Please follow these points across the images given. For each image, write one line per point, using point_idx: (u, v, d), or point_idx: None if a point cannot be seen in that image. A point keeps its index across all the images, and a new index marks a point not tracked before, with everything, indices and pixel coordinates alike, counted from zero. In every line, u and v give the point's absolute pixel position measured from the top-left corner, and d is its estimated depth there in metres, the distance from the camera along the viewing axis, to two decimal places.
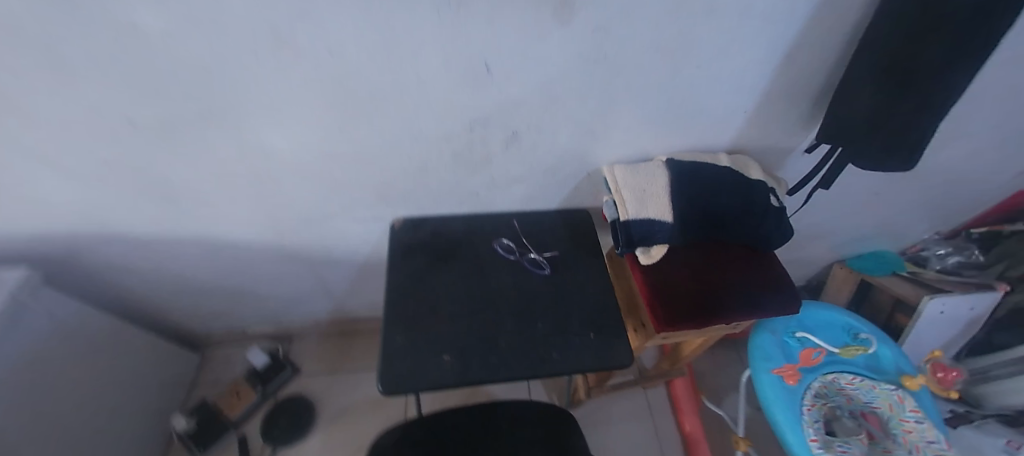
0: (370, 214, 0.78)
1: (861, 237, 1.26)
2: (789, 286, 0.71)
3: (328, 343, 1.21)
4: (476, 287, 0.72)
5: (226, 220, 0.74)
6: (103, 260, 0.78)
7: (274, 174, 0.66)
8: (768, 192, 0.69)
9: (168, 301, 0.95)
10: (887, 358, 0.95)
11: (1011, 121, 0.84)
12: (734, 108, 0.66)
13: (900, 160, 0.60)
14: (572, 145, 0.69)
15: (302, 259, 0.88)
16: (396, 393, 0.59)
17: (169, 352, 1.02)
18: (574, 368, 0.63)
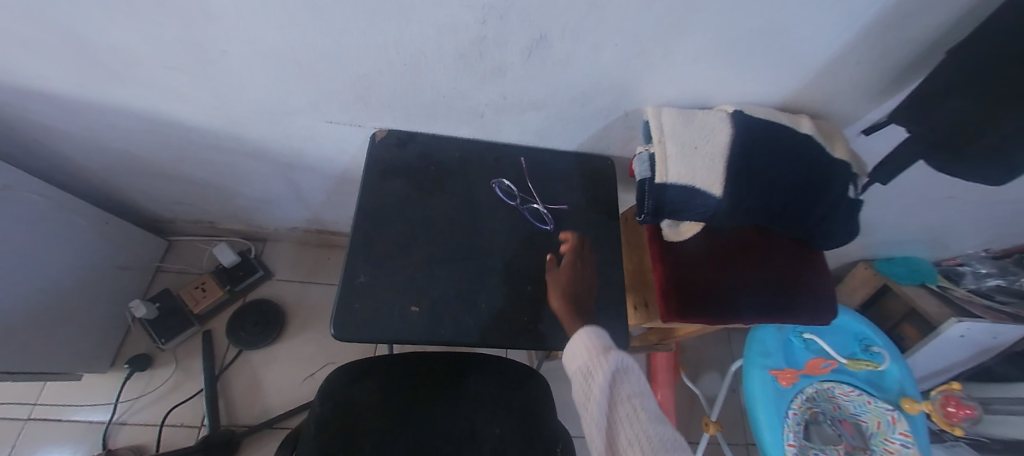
0: (347, 119, 0.63)
1: (902, 240, 1.12)
2: (830, 292, 0.59)
3: (303, 251, 1.13)
4: (460, 231, 0.60)
5: (166, 97, 0.59)
6: (23, 120, 0.64)
7: (218, 46, 0.49)
8: (849, 177, 0.53)
9: (117, 180, 0.83)
10: (894, 376, 0.87)
11: None
12: (844, 53, 0.48)
13: (995, 167, 0.44)
14: (613, 73, 0.52)
15: (269, 159, 0.74)
16: (350, 340, 0.51)
17: (129, 234, 0.93)
18: (559, 344, 0.55)
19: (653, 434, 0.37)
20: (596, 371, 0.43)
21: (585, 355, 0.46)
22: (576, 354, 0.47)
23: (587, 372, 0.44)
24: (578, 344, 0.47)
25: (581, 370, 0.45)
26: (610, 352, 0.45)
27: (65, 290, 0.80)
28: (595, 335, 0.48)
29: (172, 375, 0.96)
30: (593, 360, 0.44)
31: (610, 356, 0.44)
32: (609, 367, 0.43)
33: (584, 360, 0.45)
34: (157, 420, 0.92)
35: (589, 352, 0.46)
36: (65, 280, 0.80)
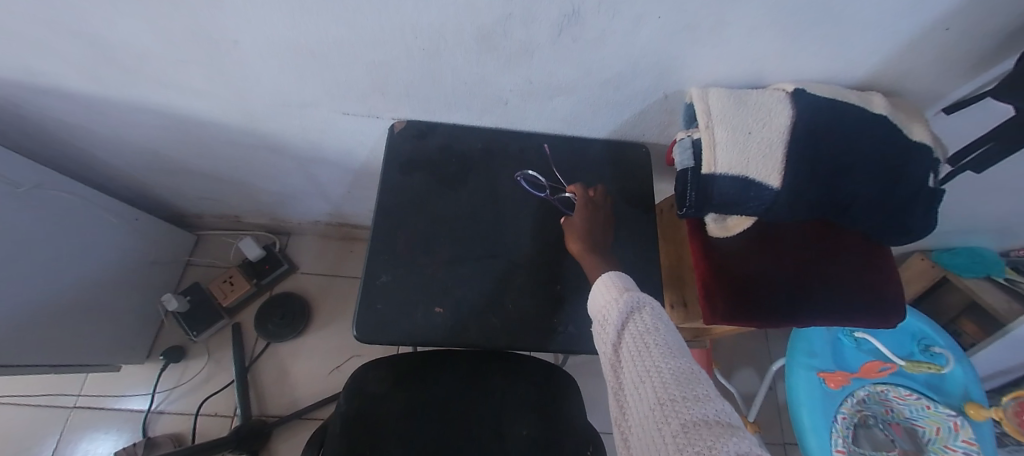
0: (365, 110, 0.60)
1: (968, 229, 1.01)
2: (898, 292, 0.53)
3: (326, 244, 1.13)
4: (486, 227, 0.56)
5: (181, 91, 0.57)
6: (49, 120, 0.64)
7: (230, 37, 0.47)
8: (930, 165, 0.46)
9: (143, 177, 0.84)
10: (958, 379, 0.79)
11: None
12: (933, 19, 0.41)
13: None
14: (654, 50, 0.46)
15: (289, 153, 0.73)
16: (373, 342, 0.49)
17: (159, 229, 0.95)
18: (590, 346, 0.51)
19: (662, 368, 0.34)
20: (609, 311, 0.40)
21: (601, 298, 0.43)
22: (594, 297, 0.44)
23: (601, 313, 0.41)
24: (598, 287, 0.44)
25: (596, 313, 0.42)
26: (625, 292, 0.41)
27: (99, 287, 0.82)
28: (614, 277, 0.44)
29: (205, 365, 0.99)
30: (607, 302, 0.41)
31: (624, 295, 0.40)
32: (621, 306, 0.40)
33: (600, 301, 0.43)
34: (192, 410, 0.94)
35: (606, 293, 0.42)
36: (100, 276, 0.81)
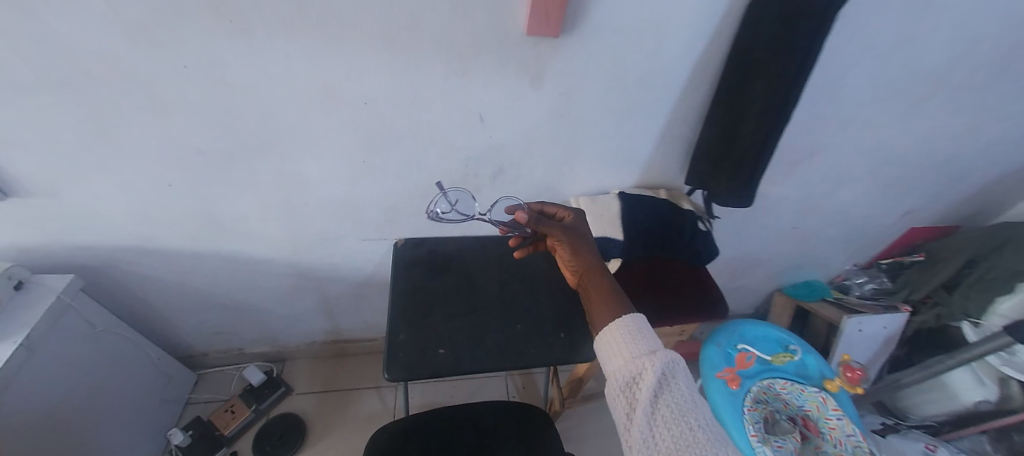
0: (378, 235, 0.93)
1: (795, 267, 1.45)
2: (719, 292, 0.90)
3: (320, 364, 1.29)
4: (466, 295, 0.86)
5: (252, 237, 0.87)
6: (135, 273, 0.88)
7: (306, 198, 0.81)
8: (696, 219, 0.90)
9: (175, 318, 1.03)
10: (813, 365, 1.11)
11: (884, 169, 1.07)
12: (664, 151, 0.87)
13: (740, 191, 0.79)
14: (545, 179, 0.88)
15: (313, 276, 1.00)
16: (401, 379, 0.72)
17: (171, 365, 1.08)
18: (546, 359, 0.77)
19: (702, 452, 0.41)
20: (649, 364, 0.45)
21: (634, 349, 0.48)
22: (626, 344, 0.49)
23: (635, 362, 0.47)
24: (630, 336, 0.49)
25: (628, 363, 0.47)
26: (658, 349, 0.47)
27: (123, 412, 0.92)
28: (640, 325, 0.51)
29: None
30: (643, 356, 0.47)
31: (662, 353, 0.46)
32: (661, 363, 0.45)
33: (633, 353, 0.48)
34: None
35: (634, 359, 0.47)
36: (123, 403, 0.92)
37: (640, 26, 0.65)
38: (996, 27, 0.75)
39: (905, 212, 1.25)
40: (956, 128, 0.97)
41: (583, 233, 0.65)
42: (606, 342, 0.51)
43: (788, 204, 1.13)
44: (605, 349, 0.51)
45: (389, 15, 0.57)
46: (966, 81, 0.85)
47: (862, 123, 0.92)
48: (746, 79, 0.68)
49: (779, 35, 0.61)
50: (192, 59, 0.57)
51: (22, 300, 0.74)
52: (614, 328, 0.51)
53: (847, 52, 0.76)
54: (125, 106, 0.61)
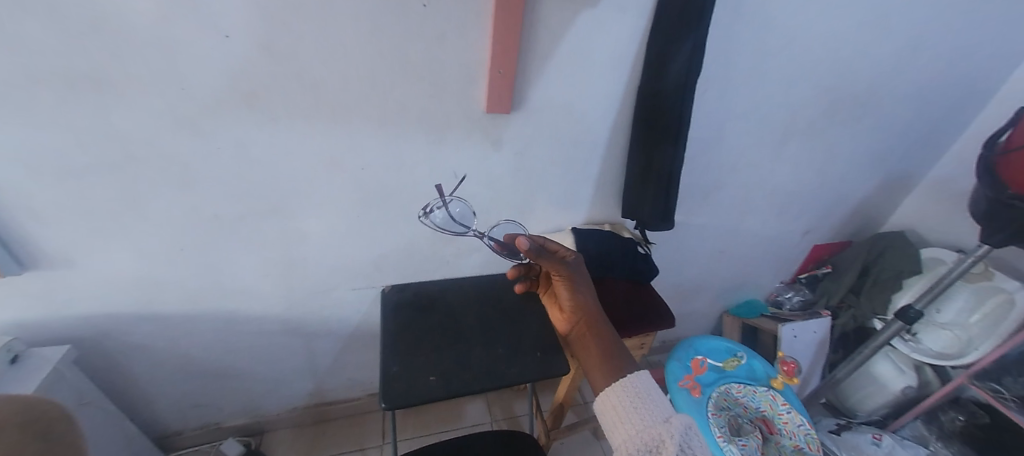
0: (366, 283, 1.04)
1: (736, 289, 1.65)
2: (664, 304, 1.08)
3: (300, 432, 1.27)
4: (449, 328, 0.96)
5: (248, 296, 0.95)
6: (127, 341, 0.92)
7: (304, 253, 0.93)
8: (636, 244, 1.11)
9: (157, 391, 1.03)
10: (759, 367, 1.27)
11: (777, 197, 1.35)
12: (601, 193, 1.09)
13: (659, 217, 1.01)
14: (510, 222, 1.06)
15: (302, 331, 1.07)
16: (396, 406, 0.79)
17: (144, 447, 1.04)
18: (527, 374, 0.87)
19: None
20: (666, 433, 0.46)
21: (647, 417, 0.48)
22: (635, 411, 0.49)
23: (651, 432, 0.46)
24: (639, 401, 0.50)
25: (645, 432, 0.46)
26: (671, 416, 0.48)
27: None
28: (647, 387, 0.52)
29: None
30: (659, 424, 0.47)
31: (676, 419, 0.47)
32: (677, 430, 0.46)
33: (647, 421, 0.48)
34: None
35: (653, 428, 0.47)
36: None
37: (567, 102, 0.89)
38: (808, 90, 1.08)
39: (807, 232, 1.52)
40: (815, 161, 1.28)
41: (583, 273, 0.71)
42: (613, 408, 0.50)
43: (712, 231, 1.37)
44: (612, 415, 0.50)
45: (383, 102, 0.78)
46: (805, 128, 1.18)
47: (746, 163, 1.20)
48: (649, 133, 0.92)
49: (662, 104, 0.87)
50: (224, 141, 0.73)
51: (19, 372, 0.76)
52: (620, 392, 0.51)
53: (719, 113, 1.05)
54: (160, 181, 0.74)
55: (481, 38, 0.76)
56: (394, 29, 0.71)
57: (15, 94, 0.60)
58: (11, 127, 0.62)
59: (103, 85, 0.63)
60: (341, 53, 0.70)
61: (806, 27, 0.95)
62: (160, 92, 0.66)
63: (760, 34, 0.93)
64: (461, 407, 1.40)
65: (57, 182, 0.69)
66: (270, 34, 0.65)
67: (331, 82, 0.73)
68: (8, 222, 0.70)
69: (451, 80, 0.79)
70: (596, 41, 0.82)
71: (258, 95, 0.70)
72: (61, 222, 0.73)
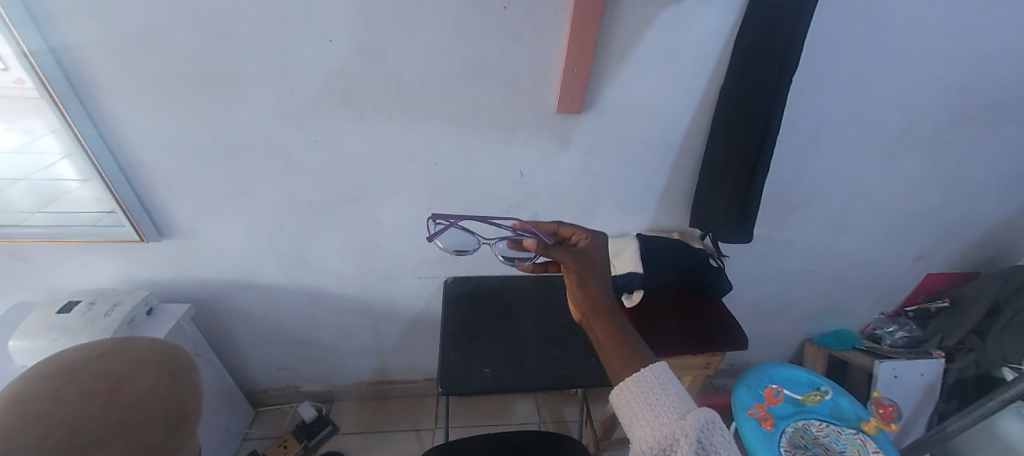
0: (431, 273, 1.10)
1: (823, 316, 1.47)
2: (737, 324, 1.00)
3: (363, 405, 1.37)
4: (507, 324, 0.98)
5: (329, 275, 1.05)
6: (231, 305, 1.06)
7: (379, 239, 1.00)
8: (707, 257, 1.04)
9: (251, 352, 1.18)
10: (847, 406, 1.12)
11: (881, 215, 1.18)
12: (671, 199, 1.04)
13: (738, 229, 0.94)
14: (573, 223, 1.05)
15: (372, 312, 1.15)
16: (453, 393, 0.82)
17: (237, 401, 1.19)
18: (582, 380, 0.85)
19: None
20: (683, 432, 0.40)
21: (661, 412, 0.42)
22: (649, 407, 0.43)
23: (666, 431, 0.40)
24: (655, 395, 0.43)
25: (658, 430, 0.41)
26: (689, 412, 0.42)
27: (207, 428, 1.05)
28: (665, 379, 0.45)
29: None
30: (675, 421, 0.41)
31: (694, 416, 0.41)
32: (695, 427, 0.40)
33: (661, 418, 0.42)
34: None
35: (665, 424, 0.41)
36: (209, 419, 1.06)
37: (641, 103, 0.86)
38: (931, 93, 0.94)
39: (918, 258, 1.31)
40: (936, 176, 1.10)
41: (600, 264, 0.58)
42: (626, 403, 0.45)
43: (798, 248, 1.23)
44: (625, 409, 0.45)
45: (459, 101, 0.81)
46: (925, 136, 1.02)
47: (845, 174, 1.07)
48: (729, 136, 0.85)
49: (747, 107, 0.80)
50: (320, 135, 0.82)
51: (151, 322, 0.92)
52: (629, 387, 0.45)
53: (816, 118, 0.95)
54: (268, 168, 0.84)
55: (557, 37, 0.76)
56: (475, 32, 0.73)
57: (165, 90, 0.72)
58: (161, 116, 0.75)
59: (229, 83, 0.73)
60: (424, 55, 0.75)
61: (935, 20, 0.82)
62: (273, 90, 0.75)
63: (874, 28, 0.82)
64: (511, 403, 1.42)
65: (191, 164, 0.82)
66: (365, 37, 0.71)
67: (414, 82, 0.78)
68: (153, 195, 0.85)
69: (525, 80, 0.80)
70: (678, 40, 0.79)
71: (351, 94, 0.77)
72: (190, 198, 0.86)
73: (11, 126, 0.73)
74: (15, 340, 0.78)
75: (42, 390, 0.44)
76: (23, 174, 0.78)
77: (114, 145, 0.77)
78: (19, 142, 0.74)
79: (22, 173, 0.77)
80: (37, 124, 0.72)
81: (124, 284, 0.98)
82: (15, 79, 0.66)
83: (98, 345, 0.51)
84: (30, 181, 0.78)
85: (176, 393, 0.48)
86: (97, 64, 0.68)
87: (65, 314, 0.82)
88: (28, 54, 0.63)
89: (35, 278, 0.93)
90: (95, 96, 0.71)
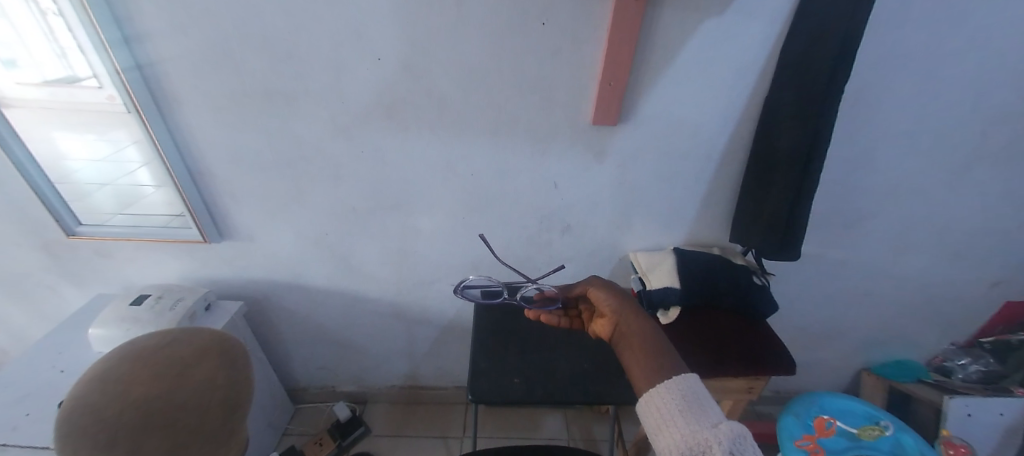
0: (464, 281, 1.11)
1: (882, 343, 1.35)
2: (783, 347, 0.94)
3: (394, 409, 1.40)
4: (538, 335, 0.97)
5: (367, 280, 1.09)
6: (278, 304, 1.13)
7: (416, 246, 1.04)
8: (750, 274, 0.99)
9: (294, 350, 1.25)
10: (912, 445, 1.01)
11: (950, 235, 1.08)
12: (710, 213, 1.01)
13: (784, 248, 0.89)
14: (607, 236, 1.04)
15: (406, 317, 1.18)
16: (483, 402, 0.82)
17: (280, 396, 1.25)
18: (615, 397, 0.83)
19: None
20: (715, 439, 0.40)
21: (692, 421, 0.43)
22: (681, 415, 0.44)
23: (697, 437, 0.41)
24: (686, 404, 0.45)
25: (688, 435, 0.41)
26: (722, 423, 0.42)
27: (252, 420, 1.11)
28: (698, 391, 0.46)
29: None
30: (707, 429, 0.41)
31: (727, 426, 0.41)
32: (727, 437, 0.40)
33: (693, 426, 0.42)
34: None
35: (697, 430, 0.42)
36: (254, 411, 1.12)
37: (680, 116, 0.85)
38: (1007, 103, 0.86)
39: (995, 283, 1.19)
40: (1015, 193, 1.00)
41: (624, 299, 0.68)
42: (657, 409, 0.46)
43: (851, 268, 1.15)
44: (654, 417, 0.46)
45: (497, 114, 0.84)
46: (1001, 150, 0.93)
47: (906, 189, 0.99)
48: (775, 148, 0.82)
49: (794, 119, 0.77)
50: (366, 146, 0.86)
51: (209, 317, 0.99)
52: (659, 391, 0.47)
53: (872, 130, 0.89)
54: (317, 177, 0.90)
55: (595, 51, 0.77)
56: (515, 47, 0.76)
57: (231, 104, 0.80)
58: (227, 128, 0.82)
59: (286, 97, 0.79)
60: (465, 71, 0.78)
61: (1009, 24, 0.76)
62: (326, 105, 0.81)
63: (938, 35, 0.77)
64: (539, 416, 1.40)
65: (249, 172, 0.89)
66: (411, 55, 0.76)
67: (455, 97, 0.81)
68: (216, 200, 0.92)
69: (562, 93, 0.81)
70: (720, 51, 0.78)
71: (396, 109, 0.82)
72: (248, 203, 0.93)
73: (100, 137, 0.83)
74: (95, 328, 0.87)
75: (123, 370, 0.49)
76: (109, 179, 0.89)
77: (186, 154, 0.85)
78: (106, 151, 0.85)
79: (107, 178, 0.88)
80: (123, 135, 0.82)
81: (186, 281, 1.07)
82: (105, 97, 0.76)
83: (168, 334, 0.56)
84: (116, 185, 0.89)
85: (231, 382, 0.51)
86: (177, 82, 0.76)
87: (137, 306, 0.90)
88: (119, 70, 0.72)
89: (113, 272, 1.03)
90: (173, 110, 0.80)
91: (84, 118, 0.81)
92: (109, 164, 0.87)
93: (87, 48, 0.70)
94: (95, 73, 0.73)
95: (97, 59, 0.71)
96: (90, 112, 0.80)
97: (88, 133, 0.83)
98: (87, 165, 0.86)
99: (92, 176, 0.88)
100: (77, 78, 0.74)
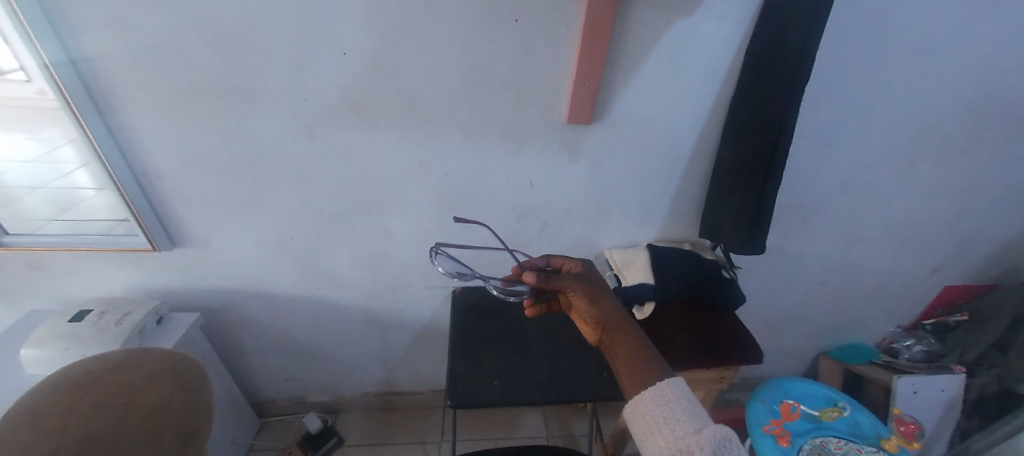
0: (439, 283, 1.09)
1: (838, 329, 1.43)
2: (751, 338, 0.98)
3: (369, 417, 1.35)
4: (515, 336, 0.96)
5: (336, 285, 1.05)
6: (240, 314, 1.06)
7: (388, 249, 1.00)
8: (720, 269, 1.02)
9: (259, 362, 1.18)
10: (867, 424, 1.09)
11: (897, 226, 1.16)
12: (681, 209, 1.03)
13: (752, 244, 0.93)
14: (583, 234, 1.04)
15: (379, 322, 1.14)
16: (462, 407, 0.80)
17: (244, 410, 1.19)
18: (593, 395, 0.83)
19: None
20: (697, 445, 0.41)
21: (676, 427, 0.44)
22: (664, 421, 0.45)
23: (681, 444, 0.42)
24: (668, 410, 0.46)
25: (671, 444, 0.43)
26: (704, 426, 0.43)
27: (214, 438, 1.05)
28: (679, 393, 0.47)
29: None
30: (690, 435, 0.42)
31: (709, 431, 0.42)
32: (710, 441, 0.41)
33: (676, 432, 0.44)
34: None
35: (681, 436, 0.43)
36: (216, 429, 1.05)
37: (653, 114, 0.86)
38: (946, 103, 0.93)
39: (935, 270, 1.29)
40: (953, 186, 1.08)
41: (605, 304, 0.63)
42: (641, 416, 0.47)
43: (810, 259, 1.21)
44: (640, 424, 0.47)
45: (471, 113, 0.82)
46: (941, 147, 1.00)
47: (859, 184, 1.05)
48: (740, 145, 0.84)
49: (758, 120, 0.80)
50: (333, 146, 0.82)
51: (161, 331, 0.92)
52: (642, 399, 0.48)
53: (830, 128, 0.94)
54: (280, 178, 0.85)
55: (570, 48, 0.76)
56: (489, 43, 0.74)
57: (179, 101, 0.73)
58: (175, 127, 0.76)
59: (243, 96, 0.74)
60: (437, 67, 0.76)
61: (948, 30, 0.82)
62: (287, 103, 0.76)
63: (888, 39, 0.82)
64: (518, 416, 1.40)
65: (202, 174, 0.82)
66: (379, 51, 0.72)
67: (426, 94, 0.78)
68: (167, 205, 0.85)
69: (537, 92, 0.81)
70: (690, 51, 0.79)
71: (363, 107, 0.78)
72: (202, 208, 0.87)
73: (31, 136, 0.75)
74: (26, 349, 0.78)
75: (61, 401, 0.44)
76: (40, 182, 0.80)
77: (130, 155, 0.78)
78: (39, 151, 0.77)
79: (40, 181, 0.80)
80: (55, 134, 0.74)
81: (133, 293, 0.98)
82: (36, 91, 0.68)
83: (112, 356, 0.51)
84: (50, 188, 0.81)
85: (189, 407, 0.47)
86: (116, 77, 0.69)
87: (77, 322, 0.82)
88: (49, 65, 0.64)
89: (46, 287, 0.94)
90: (113, 108, 0.73)
91: (16, 117, 0.73)
92: (43, 165, 0.79)
93: (13, 37, 0.62)
94: (23, 65, 0.65)
95: (26, 49, 0.62)
96: (18, 108, 0.72)
97: (17, 132, 0.75)
98: (15, 166, 0.78)
99: (20, 180, 0.79)
100: (1, 71, 0.65)
